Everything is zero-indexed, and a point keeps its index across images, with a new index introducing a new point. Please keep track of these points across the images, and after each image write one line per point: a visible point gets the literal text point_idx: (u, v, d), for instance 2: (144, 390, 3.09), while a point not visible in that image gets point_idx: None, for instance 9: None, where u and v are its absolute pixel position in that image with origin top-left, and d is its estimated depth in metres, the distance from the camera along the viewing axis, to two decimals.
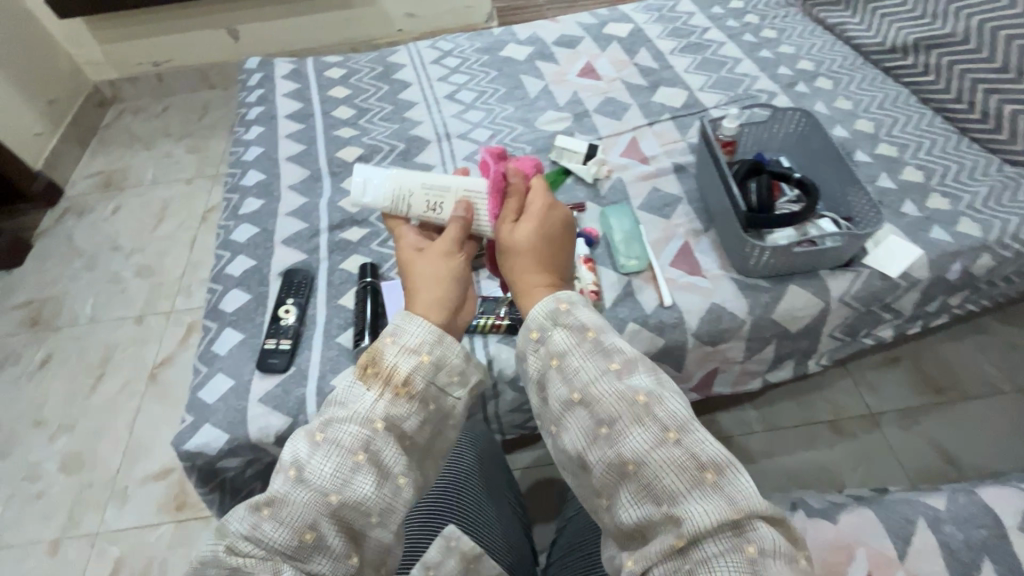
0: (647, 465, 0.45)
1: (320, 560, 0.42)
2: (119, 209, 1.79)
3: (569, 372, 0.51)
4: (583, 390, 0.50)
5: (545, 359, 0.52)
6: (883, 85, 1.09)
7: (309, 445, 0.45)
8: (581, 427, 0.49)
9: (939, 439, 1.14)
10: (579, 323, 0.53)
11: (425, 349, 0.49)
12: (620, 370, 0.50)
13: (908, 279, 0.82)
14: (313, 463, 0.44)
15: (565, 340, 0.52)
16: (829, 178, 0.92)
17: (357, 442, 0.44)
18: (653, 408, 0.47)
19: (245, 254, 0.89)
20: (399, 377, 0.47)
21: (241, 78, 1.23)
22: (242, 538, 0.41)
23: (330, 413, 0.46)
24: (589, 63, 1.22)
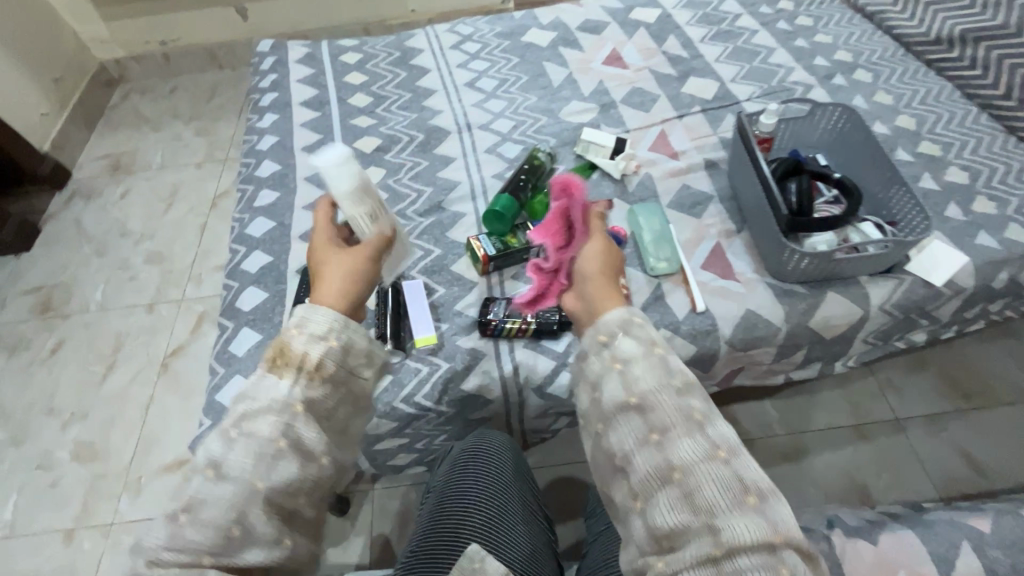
0: (694, 476, 0.43)
1: (250, 548, 0.44)
2: (128, 193, 1.76)
3: (630, 378, 0.48)
4: (641, 396, 0.47)
5: (605, 364, 0.50)
6: (926, 79, 1.04)
7: (223, 441, 0.46)
8: (629, 429, 0.46)
9: (967, 446, 1.11)
10: (648, 335, 0.50)
11: (333, 335, 0.50)
12: (679, 384, 0.48)
13: (952, 287, 0.79)
14: (230, 458, 0.45)
15: (632, 348, 0.49)
16: (870, 178, 0.87)
17: (275, 430, 0.46)
18: (705, 425, 0.46)
19: (261, 250, 0.86)
20: (309, 363, 0.49)
21: (254, 62, 1.19)
22: (162, 548, 0.43)
23: (242, 408, 0.46)
24: (615, 51, 1.17)
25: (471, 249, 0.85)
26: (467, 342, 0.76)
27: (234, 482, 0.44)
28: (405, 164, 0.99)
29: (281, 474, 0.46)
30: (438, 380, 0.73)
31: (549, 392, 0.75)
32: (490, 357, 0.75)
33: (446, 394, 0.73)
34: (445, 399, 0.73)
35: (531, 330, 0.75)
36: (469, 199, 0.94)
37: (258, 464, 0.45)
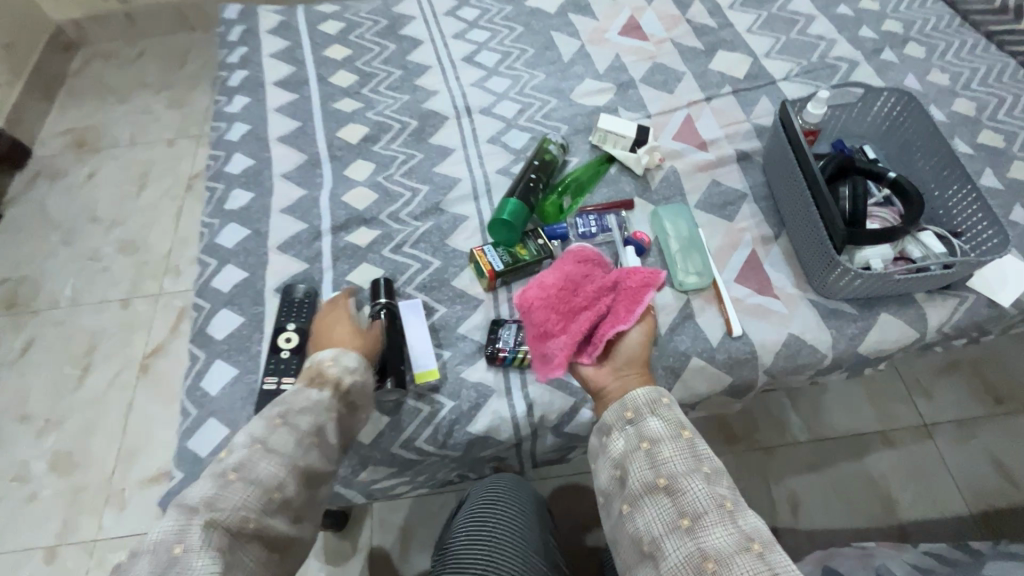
0: (728, 569, 0.40)
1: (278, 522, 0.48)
2: (95, 174, 1.61)
3: (658, 459, 0.48)
4: (670, 478, 0.46)
5: (633, 442, 0.49)
6: (986, 55, 0.92)
7: (267, 426, 0.52)
8: (657, 514, 0.45)
9: (998, 453, 1.05)
10: (677, 418, 0.50)
11: (359, 369, 0.59)
12: (709, 473, 0.47)
13: (1018, 306, 0.70)
14: (274, 437, 0.51)
15: (660, 428, 0.49)
16: (927, 176, 0.77)
17: (313, 425, 0.54)
18: (737, 515, 0.44)
19: (235, 263, 0.75)
20: (336, 386, 0.57)
21: (220, 31, 1.04)
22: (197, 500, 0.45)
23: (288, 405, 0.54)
24: (633, 18, 1.03)
25: (474, 262, 0.74)
26: (473, 375, 0.68)
27: (280, 457, 0.50)
28: (397, 157, 0.86)
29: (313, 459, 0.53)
30: (442, 420, 0.65)
31: (568, 431, 0.67)
32: (500, 394, 0.66)
33: (452, 437, 0.65)
34: (450, 442, 0.66)
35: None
36: (471, 199, 0.82)
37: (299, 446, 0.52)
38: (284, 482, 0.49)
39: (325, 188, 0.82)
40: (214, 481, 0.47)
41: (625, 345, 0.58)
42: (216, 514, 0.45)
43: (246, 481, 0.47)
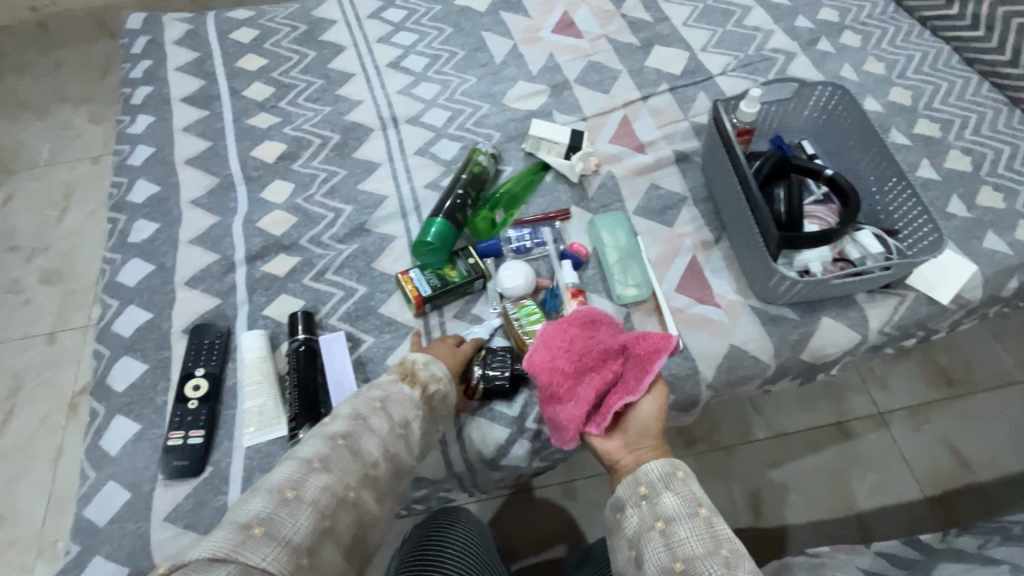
0: None
1: (370, 493, 0.47)
2: (12, 198, 1.49)
3: (673, 539, 0.44)
4: (687, 562, 0.42)
5: (646, 520, 0.46)
6: (920, 41, 0.91)
7: (367, 407, 0.52)
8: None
9: (951, 438, 1.06)
10: (694, 495, 0.47)
11: (446, 380, 0.57)
12: (729, 558, 0.42)
13: (959, 302, 0.69)
14: (373, 417, 0.51)
15: (674, 506, 0.46)
16: (865, 171, 0.75)
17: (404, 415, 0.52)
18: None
19: (138, 304, 0.69)
20: (426, 389, 0.55)
21: (122, 43, 0.95)
22: (310, 459, 0.45)
23: (385, 389, 0.54)
24: (566, 15, 0.98)
25: (401, 287, 0.70)
26: None
27: (378, 436, 0.50)
28: (318, 175, 0.81)
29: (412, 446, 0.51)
30: None
31: (505, 465, 0.63)
32: None
33: None
34: None
35: (481, 387, 0.61)
36: (399, 217, 0.77)
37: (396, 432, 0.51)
38: (381, 461, 0.49)
39: (239, 213, 0.76)
40: (323, 444, 0.47)
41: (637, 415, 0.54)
42: (326, 474, 0.45)
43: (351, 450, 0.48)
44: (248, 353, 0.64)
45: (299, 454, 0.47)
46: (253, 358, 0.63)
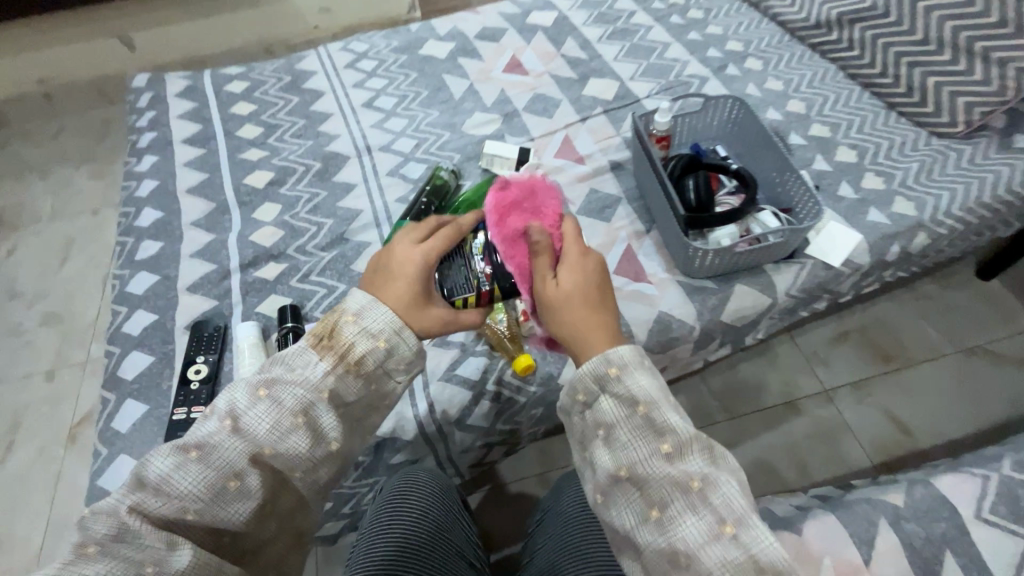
0: (701, 562, 0.42)
1: (237, 503, 0.50)
2: (16, 251, 1.59)
3: (617, 446, 0.47)
4: (630, 468, 0.45)
5: (590, 427, 0.49)
6: (811, 63, 1.08)
7: (251, 399, 0.51)
8: (626, 506, 0.45)
9: (892, 408, 1.15)
10: (631, 394, 0.47)
11: (384, 334, 0.54)
12: (672, 451, 0.45)
13: (850, 265, 0.81)
14: (252, 415, 0.51)
15: (613, 411, 0.47)
16: (768, 166, 0.89)
17: (300, 404, 0.52)
18: (707, 493, 0.43)
19: (145, 308, 0.79)
20: (353, 355, 0.54)
21: (130, 99, 1.10)
22: (165, 476, 0.48)
23: (275, 375, 0.52)
24: (514, 57, 1.15)
25: None
26: None
27: (247, 439, 0.50)
28: (302, 197, 0.93)
29: (291, 447, 0.51)
30: None
31: (470, 424, 0.73)
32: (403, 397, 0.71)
33: None
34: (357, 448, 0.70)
35: (498, 290, 0.60)
36: (373, 227, 0.89)
37: (275, 431, 0.51)
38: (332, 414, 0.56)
39: (233, 230, 0.88)
40: (177, 454, 0.49)
41: (578, 294, 0.53)
42: (167, 497, 0.48)
43: (204, 465, 0.49)
44: (242, 339, 0.73)
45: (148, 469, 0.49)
46: (246, 343, 0.73)
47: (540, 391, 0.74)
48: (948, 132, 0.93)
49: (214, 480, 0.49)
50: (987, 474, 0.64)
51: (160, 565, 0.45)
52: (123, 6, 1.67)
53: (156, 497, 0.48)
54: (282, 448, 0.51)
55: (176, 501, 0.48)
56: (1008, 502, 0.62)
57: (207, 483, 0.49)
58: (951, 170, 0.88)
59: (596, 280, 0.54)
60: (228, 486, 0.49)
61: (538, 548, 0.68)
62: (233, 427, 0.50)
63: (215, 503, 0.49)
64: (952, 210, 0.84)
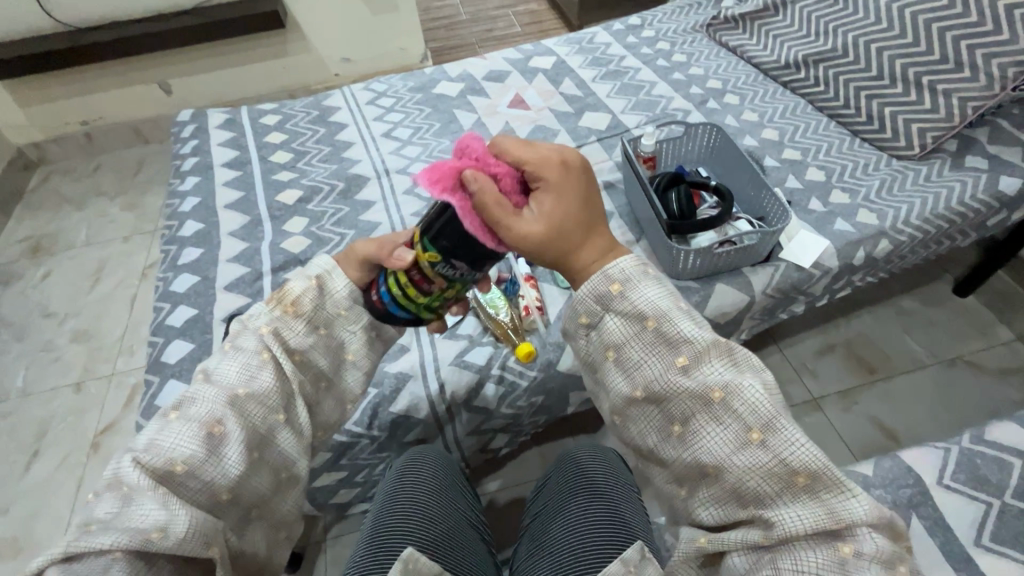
0: (728, 468, 0.46)
1: (224, 449, 0.51)
2: (51, 274, 1.64)
3: (629, 366, 0.50)
4: (647, 389, 0.49)
5: (600, 350, 0.52)
6: (783, 98, 1.21)
7: (220, 355, 0.57)
8: (650, 424, 0.50)
9: (878, 414, 1.20)
10: (637, 309, 0.49)
11: (316, 275, 0.60)
12: (688, 363, 0.48)
13: (819, 268, 0.91)
14: (221, 367, 0.55)
15: (620, 329, 0.50)
16: (745, 183, 1.00)
17: (259, 343, 0.57)
18: (729, 403, 0.47)
19: (187, 304, 0.88)
20: (289, 297, 0.59)
21: (174, 131, 1.23)
22: (151, 440, 0.50)
23: (235, 328, 0.58)
24: (517, 95, 1.29)
25: None
26: (395, 367, 0.81)
27: (220, 385, 0.54)
28: (327, 212, 1.04)
29: (263, 384, 0.55)
30: (369, 403, 0.79)
31: (477, 405, 0.82)
32: (417, 378, 0.81)
33: (376, 417, 0.79)
34: (376, 424, 0.79)
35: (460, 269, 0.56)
36: None
37: (244, 371, 0.55)
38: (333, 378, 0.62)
39: (265, 240, 0.98)
40: (158, 423, 0.52)
41: (571, 211, 0.49)
42: (152, 455, 0.49)
43: (184, 418, 0.52)
44: None
45: (135, 444, 0.51)
46: None
47: (540, 376, 0.82)
48: (906, 155, 1.03)
49: (198, 431, 0.51)
50: (948, 446, 0.72)
51: (165, 531, 0.45)
52: (167, 57, 1.80)
53: (146, 454, 0.49)
54: (255, 387, 0.55)
55: (163, 454, 0.49)
56: (966, 470, 0.69)
57: (191, 433, 0.51)
58: (909, 186, 0.99)
59: (582, 187, 0.50)
60: (212, 432, 0.51)
61: (552, 506, 0.70)
62: (205, 379, 0.55)
63: (201, 451, 0.50)
64: (911, 219, 0.93)
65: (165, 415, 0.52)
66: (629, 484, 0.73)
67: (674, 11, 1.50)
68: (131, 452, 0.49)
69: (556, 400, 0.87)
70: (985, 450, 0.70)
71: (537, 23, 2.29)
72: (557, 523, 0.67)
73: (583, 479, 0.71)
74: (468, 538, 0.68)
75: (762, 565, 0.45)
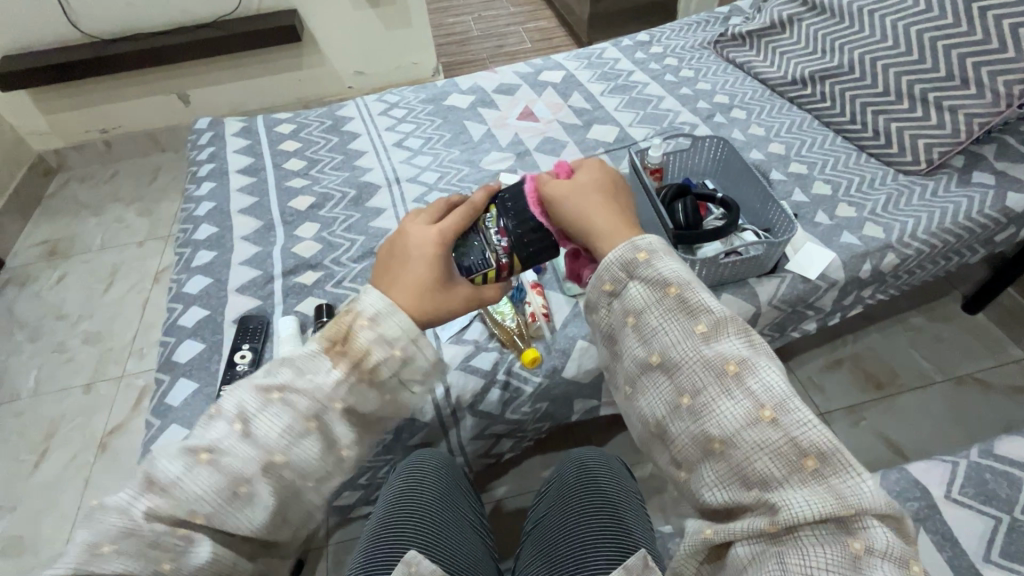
0: (737, 444, 0.46)
1: (246, 510, 0.48)
2: (65, 277, 1.67)
3: (647, 333, 0.51)
4: (663, 354, 0.50)
5: (620, 316, 0.53)
6: (789, 113, 1.22)
7: (262, 401, 0.50)
8: (662, 393, 0.50)
9: (886, 431, 1.18)
10: (660, 276, 0.52)
11: (400, 343, 0.53)
12: (706, 333, 0.50)
13: (825, 280, 0.91)
14: (262, 423, 0.49)
15: (642, 296, 0.52)
16: (751, 196, 1.01)
17: (312, 410, 0.50)
18: (743, 377, 0.47)
19: (199, 305, 0.90)
20: (366, 363, 0.52)
21: (192, 138, 1.26)
22: (170, 477, 0.47)
23: (288, 380, 0.51)
24: (527, 107, 1.31)
25: None
26: None
27: (255, 443, 0.49)
28: (339, 218, 1.06)
29: (303, 453, 0.50)
30: None
31: (482, 409, 0.82)
32: None
33: None
34: None
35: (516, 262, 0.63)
36: None
37: (286, 437, 0.49)
38: None
39: (277, 244, 1.00)
40: (185, 459, 0.48)
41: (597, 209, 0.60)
42: (171, 501, 0.46)
43: (211, 470, 0.47)
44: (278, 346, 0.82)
45: (157, 471, 0.48)
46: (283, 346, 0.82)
47: (545, 382, 0.83)
48: (912, 170, 1.04)
49: (221, 486, 0.47)
50: (957, 460, 0.71)
51: (176, 563, 0.45)
52: (187, 69, 1.85)
53: (165, 499, 0.46)
54: (294, 455, 0.49)
55: (181, 504, 0.46)
56: (974, 484, 0.68)
57: (215, 488, 0.47)
58: (916, 201, 0.99)
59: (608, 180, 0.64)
60: (237, 492, 0.47)
61: (558, 508, 0.71)
62: (242, 432, 0.49)
63: (224, 507, 0.47)
64: (918, 233, 0.94)
65: (194, 456, 0.48)
66: (633, 491, 0.73)
67: (682, 28, 1.53)
68: (151, 489, 0.47)
69: (560, 406, 0.87)
70: (994, 465, 0.69)
71: (547, 40, 2.33)
72: (563, 526, 0.67)
73: (589, 483, 0.71)
74: (470, 541, 0.67)
75: (767, 553, 0.43)
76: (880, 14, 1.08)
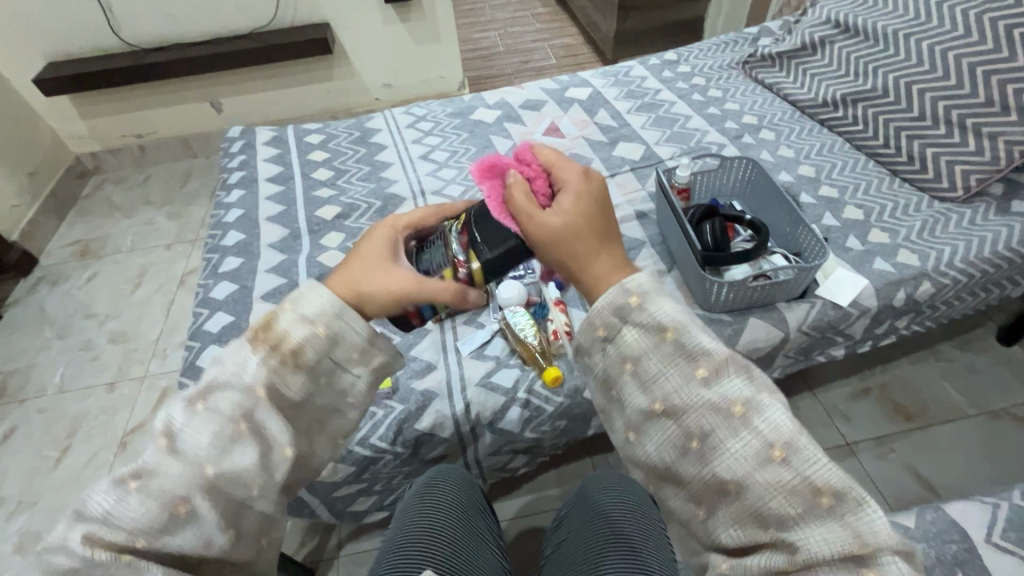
0: (750, 488, 0.43)
1: (190, 533, 0.44)
2: (95, 278, 1.71)
3: (646, 379, 0.47)
4: (666, 401, 0.46)
5: (615, 363, 0.49)
6: (820, 135, 1.21)
7: (187, 412, 0.47)
8: (666, 440, 0.47)
9: (916, 464, 1.14)
10: (655, 321, 0.47)
11: (323, 321, 0.50)
12: (707, 376, 0.46)
13: (857, 307, 0.89)
14: (187, 432, 0.46)
15: (638, 342, 0.47)
16: (780, 217, 0.99)
17: (238, 411, 0.46)
18: (750, 418, 0.44)
19: (223, 311, 0.91)
20: (288, 347, 0.49)
21: (224, 146, 1.29)
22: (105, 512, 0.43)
23: (209, 380, 0.48)
24: (553, 123, 1.32)
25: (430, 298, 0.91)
26: (421, 385, 0.82)
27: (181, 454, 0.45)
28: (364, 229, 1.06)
29: (237, 462, 0.46)
30: (394, 418, 0.79)
31: (501, 427, 0.81)
32: (443, 396, 0.81)
33: (400, 433, 0.78)
34: (399, 439, 0.78)
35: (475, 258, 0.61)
36: None
37: (214, 446, 0.45)
38: None
39: (302, 253, 1.01)
40: (113, 486, 0.44)
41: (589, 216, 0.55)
42: (104, 530, 0.43)
43: (144, 494, 0.44)
44: None
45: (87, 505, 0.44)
46: None
47: (567, 402, 0.82)
48: (949, 197, 1.01)
49: (159, 512, 0.43)
50: (997, 502, 0.68)
51: None
52: (220, 78, 1.89)
53: (100, 528, 0.43)
54: (226, 465, 0.45)
55: (122, 530, 0.43)
56: (1017, 528, 0.65)
57: (149, 513, 0.43)
58: (953, 228, 0.96)
59: (598, 199, 0.56)
60: (175, 513, 0.44)
61: (576, 534, 0.69)
62: (168, 447, 0.46)
63: (160, 531, 0.43)
64: (955, 262, 0.91)
65: (122, 482, 0.45)
66: (656, 517, 0.71)
67: (710, 48, 1.52)
68: (85, 522, 0.43)
69: (579, 426, 0.86)
70: None
71: (572, 56, 2.35)
72: (584, 551, 0.66)
73: (611, 509, 0.69)
74: (484, 561, 0.65)
75: None
76: (916, 38, 1.06)
